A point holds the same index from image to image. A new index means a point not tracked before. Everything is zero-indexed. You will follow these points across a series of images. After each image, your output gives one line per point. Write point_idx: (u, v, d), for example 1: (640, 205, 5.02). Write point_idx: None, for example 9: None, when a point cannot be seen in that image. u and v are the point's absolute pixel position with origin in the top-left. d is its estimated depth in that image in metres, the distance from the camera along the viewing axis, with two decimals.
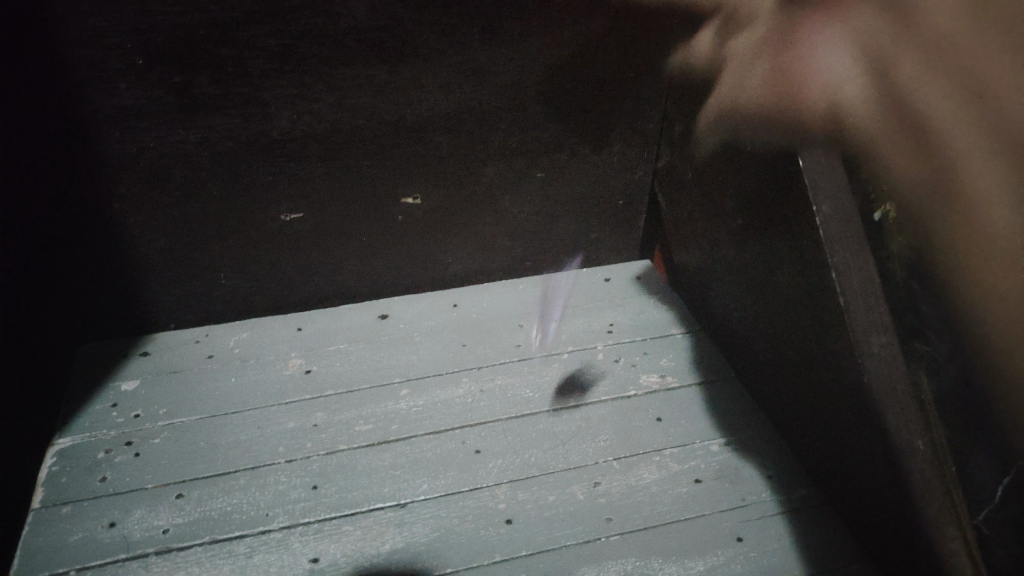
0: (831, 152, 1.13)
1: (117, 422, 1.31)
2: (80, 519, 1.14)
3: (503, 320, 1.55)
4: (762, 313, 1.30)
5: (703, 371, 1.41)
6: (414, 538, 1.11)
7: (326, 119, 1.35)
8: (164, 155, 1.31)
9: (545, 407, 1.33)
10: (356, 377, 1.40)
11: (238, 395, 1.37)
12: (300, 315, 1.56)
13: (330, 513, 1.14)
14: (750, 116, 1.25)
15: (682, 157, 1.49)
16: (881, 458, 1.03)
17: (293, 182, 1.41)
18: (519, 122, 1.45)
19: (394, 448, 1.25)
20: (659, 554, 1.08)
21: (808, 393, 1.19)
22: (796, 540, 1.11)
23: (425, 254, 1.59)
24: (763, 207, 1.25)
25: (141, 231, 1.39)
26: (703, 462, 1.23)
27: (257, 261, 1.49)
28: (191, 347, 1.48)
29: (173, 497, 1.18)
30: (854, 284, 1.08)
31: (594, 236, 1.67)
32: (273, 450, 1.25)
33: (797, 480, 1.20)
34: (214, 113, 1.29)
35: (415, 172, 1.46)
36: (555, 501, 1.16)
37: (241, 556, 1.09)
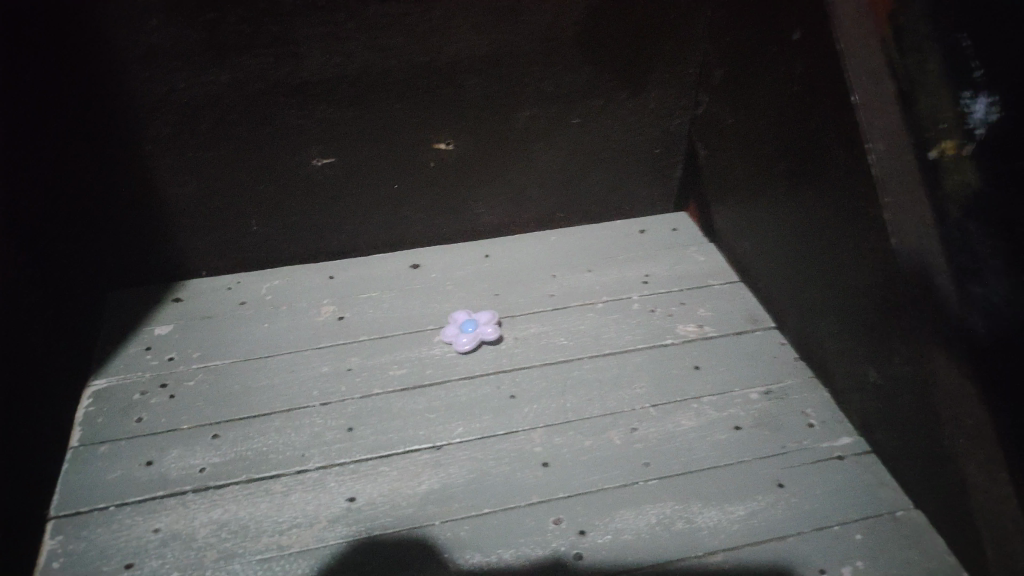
0: (884, 85, 1.07)
1: (151, 365, 1.32)
2: (117, 458, 1.14)
3: (536, 270, 1.53)
4: (804, 261, 1.26)
5: (741, 321, 1.38)
6: (450, 480, 1.10)
7: (358, 60, 1.32)
8: (195, 96, 1.29)
9: (580, 354, 1.31)
10: (388, 323, 1.40)
11: (271, 340, 1.37)
12: (333, 264, 1.57)
13: (366, 455, 1.14)
14: (803, 52, 1.19)
15: (721, 102, 1.45)
16: (929, 402, 1.00)
17: (324, 125, 1.38)
18: (554, 65, 1.41)
19: (428, 393, 1.24)
20: (699, 498, 1.06)
21: (851, 340, 1.16)
22: (840, 485, 1.08)
23: (457, 204, 1.56)
24: (812, 152, 1.20)
25: (172, 175, 1.37)
26: (744, 409, 1.20)
27: (288, 209, 1.48)
28: (223, 294, 1.49)
29: (208, 437, 1.18)
30: (906, 223, 1.04)
31: (628, 185, 1.64)
32: (308, 394, 1.25)
33: (840, 428, 1.17)
34: (245, 52, 1.27)
35: (447, 116, 1.43)
36: (592, 446, 1.14)
37: (277, 495, 1.08)
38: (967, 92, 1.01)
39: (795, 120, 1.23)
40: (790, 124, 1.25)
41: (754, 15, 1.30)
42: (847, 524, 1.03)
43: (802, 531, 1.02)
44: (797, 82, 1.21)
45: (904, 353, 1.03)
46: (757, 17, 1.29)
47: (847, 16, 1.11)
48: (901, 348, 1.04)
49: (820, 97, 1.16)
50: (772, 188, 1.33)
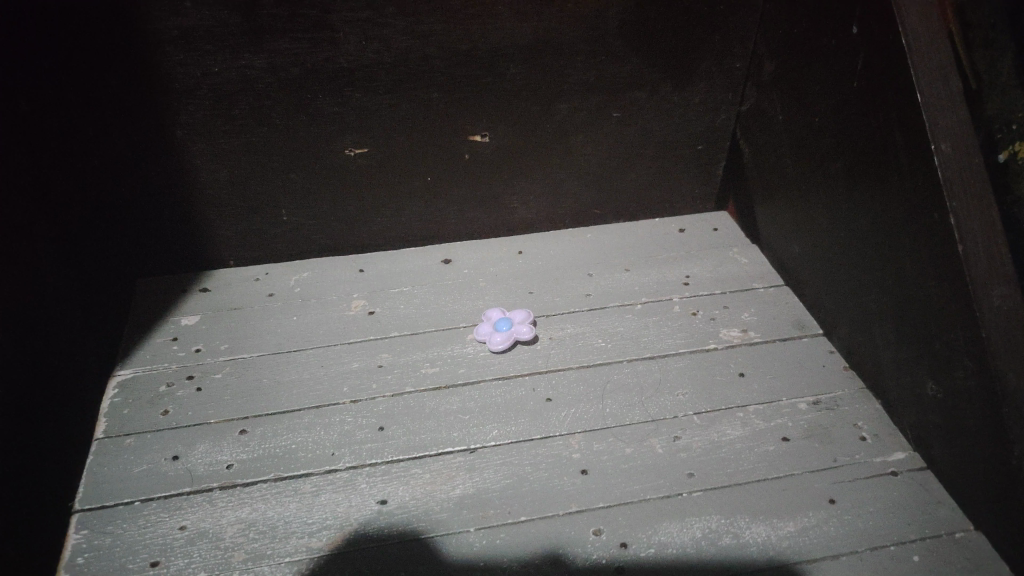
0: (953, 83, 1.01)
1: (178, 356, 1.29)
2: (143, 451, 1.11)
3: (572, 268, 1.48)
4: (857, 266, 1.21)
5: (787, 327, 1.33)
6: (485, 484, 1.06)
7: (396, 46, 1.28)
8: (229, 81, 1.26)
9: (619, 357, 1.27)
10: (420, 319, 1.36)
11: (301, 334, 1.33)
12: (364, 256, 1.53)
13: (398, 456, 1.10)
14: (863, 46, 1.12)
15: (770, 99, 1.40)
16: (996, 420, 0.94)
17: (359, 113, 1.34)
18: (598, 56, 1.37)
19: (461, 393, 1.20)
20: (746, 513, 1.02)
21: (907, 349, 1.11)
22: (895, 502, 1.03)
23: (491, 198, 1.52)
24: (869, 152, 1.14)
25: (203, 162, 1.34)
26: (792, 420, 1.15)
27: (319, 199, 1.44)
28: (251, 285, 1.46)
29: (236, 432, 1.14)
30: (974, 228, 0.98)
31: (669, 182, 1.59)
32: (338, 390, 1.21)
33: (894, 443, 1.12)
34: (281, 36, 1.23)
35: (486, 106, 1.39)
36: (633, 453, 1.10)
37: (307, 495, 1.05)
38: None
39: (852, 118, 1.17)
40: (847, 122, 1.19)
41: (811, 7, 1.24)
42: (904, 544, 0.98)
43: (856, 551, 0.97)
44: (857, 78, 1.15)
45: (968, 366, 0.98)
46: (814, 9, 1.24)
47: (914, 8, 1.05)
48: (964, 360, 0.99)
49: (880, 94, 1.10)
50: (824, 188, 1.28)
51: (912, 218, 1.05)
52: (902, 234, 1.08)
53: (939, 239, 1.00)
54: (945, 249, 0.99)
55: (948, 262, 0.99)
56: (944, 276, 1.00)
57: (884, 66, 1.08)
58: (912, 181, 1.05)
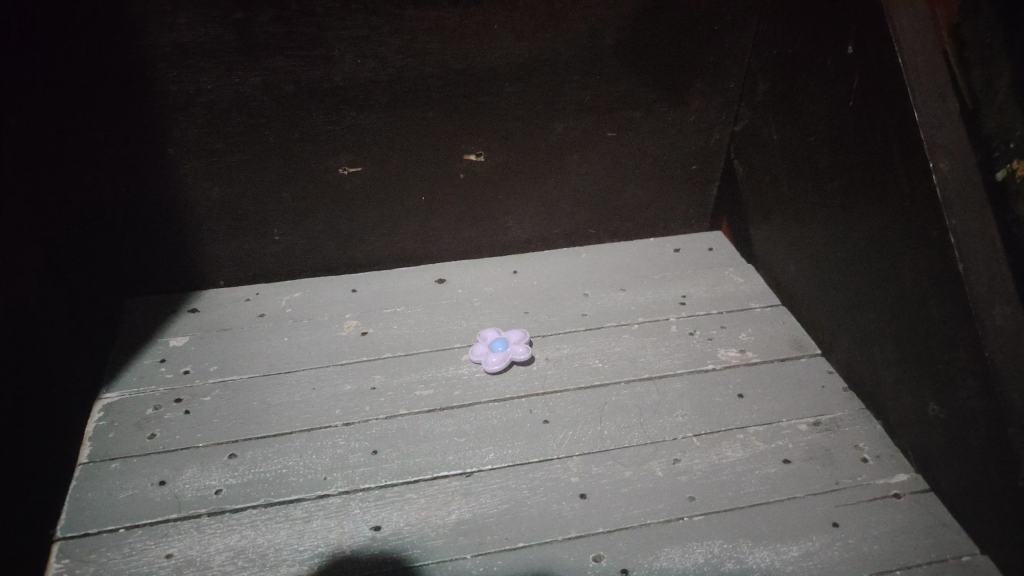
0: (950, 102, 1.01)
1: (166, 377, 1.26)
2: (129, 476, 1.08)
3: (568, 287, 1.47)
4: (855, 285, 1.20)
5: (785, 348, 1.32)
6: (482, 509, 1.03)
7: (391, 65, 1.27)
8: (222, 98, 1.24)
9: (616, 378, 1.25)
10: (414, 339, 1.34)
11: (292, 355, 1.31)
12: (356, 276, 1.51)
13: (392, 480, 1.07)
14: (858, 65, 1.12)
15: (765, 118, 1.40)
16: (994, 439, 0.94)
17: (353, 131, 1.33)
18: (593, 75, 1.36)
19: (457, 415, 1.18)
20: (749, 537, 0.99)
21: (908, 369, 1.09)
22: (900, 525, 1.01)
23: (485, 217, 1.50)
24: (866, 171, 1.14)
25: (194, 179, 1.32)
26: (793, 442, 1.13)
27: (312, 218, 1.42)
28: (242, 305, 1.43)
29: (225, 457, 1.11)
30: (974, 247, 0.97)
31: (664, 201, 1.58)
32: (330, 413, 1.19)
33: (896, 465, 1.10)
34: (275, 53, 1.22)
35: (480, 124, 1.38)
36: (632, 477, 1.08)
37: (298, 521, 1.02)
38: None
39: (848, 137, 1.17)
40: (843, 141, 1.18)
41: (805, 27, 1.25)
42: (910, 569, 0.96)
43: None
44: (852, 97, 1.15)
45: (971, 386, 0.97)
46: (809, 29, 1.24)
47: (910, 27, 1.05)
48: (966, 380, 0.97)
49: (876, 112, 1.10)
50: (821, 208, 1.27)
51: (911, 237, 1.05)
52: (901, 252, 1.07)
53: (939, 258, 1.00)
54: (945, 268, 0.98)
55: (949, 281, 0.98)
56: (945, 294, 0.99)
57: (880, 84, 1.08)
58: (911, 200, 1.04)
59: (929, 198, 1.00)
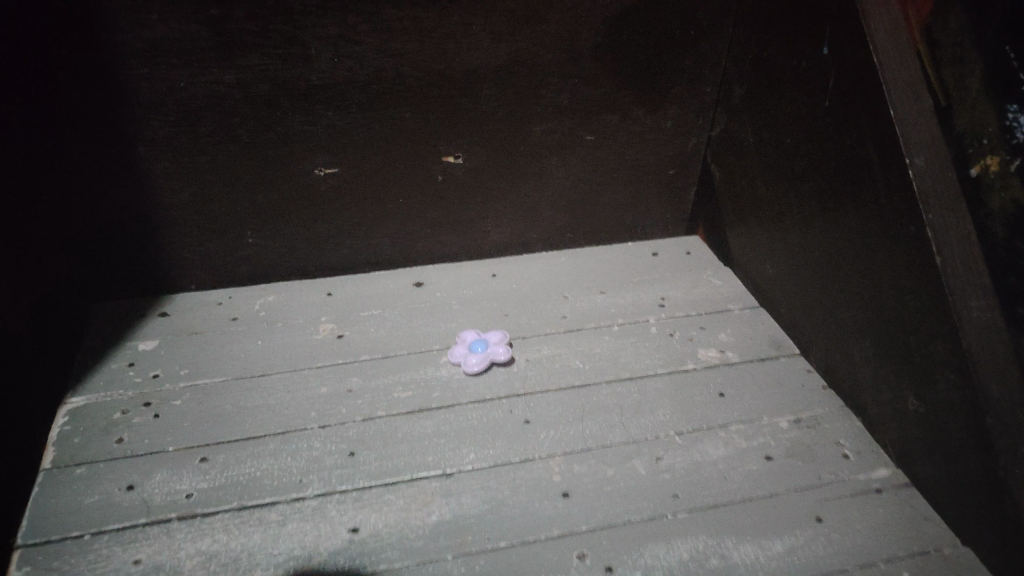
0: (924, 100, 1.03)
1: (134, 381, 1.22)
2: (96, 481, 1.04)
3: (546, 290, 1.46)
4: (832, 283, 1.21)
5: (764, 347, 1.32)
6: (462, 510, 1.01)
7: (369, 64, 1.26)
8: (196, 97, 1.22)
9: (597, 378, 1.24)
10: (392, 342, 1.32)
11: (267, 358, 1.28)
12: (332, 279, 1.49)
13: (370, 482, 1.05)
14: (834, 65, 1.14)
15: (740, 122, 1.41)
16: (971, 429, 0.94)
17: (329, 132, 1.31)
18: (571, 78, 1.37)
19: (436, 417, 1.16)
20: (733, 533, 0.98)
21: (886, 365, 1.10)
22: (882, 520, 1.01)
23: (463, 220, 1.49)
24: (842, 169, 1.15)
25: (165, 179, 1.29)
26: (774, 439, 1.13)
27: (287, 220, 1.40)
28: (214, 309, 1.40)
29: (197, 460, 1.08)
30: (950, 240, 0.98)
31: (642, 205, 1.59)
32: (306, 415, 1.16)
33: (877, 460, 1.10)
34: (251, 51, 1.20)
35: (457, 125, 1.37)
36: (615, 475, 1.06)
37: (273, 524, 0.99)
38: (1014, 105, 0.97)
39: (824, 137, 1.18)
40: (819, 141, 1.20)
41: (781, 31, 1.26)
42: (893, 562, 0.95)
43: (846, 569, 0.94)
44: (828, 97, 1.16)
45: (948, 378, 0.97)
46: (783, 33, 1.26)
47: (883, 27, 1.06)
48: (943, 373, 0.98)
49: (852, 111, 1.11)
50: (797, 207, 1.28)
51: (887, 232, 1.06)
52: (878, 247, 1.08)
53: (916, 252, 1.01)
54: (923, 261, 0.99)
55: (925, 273, 0.99)
56: (921, 287, 1.00)
57: (856, 83, 1.10)
58: (887, 195, 1.05)
59: (905, 193, 1.01)
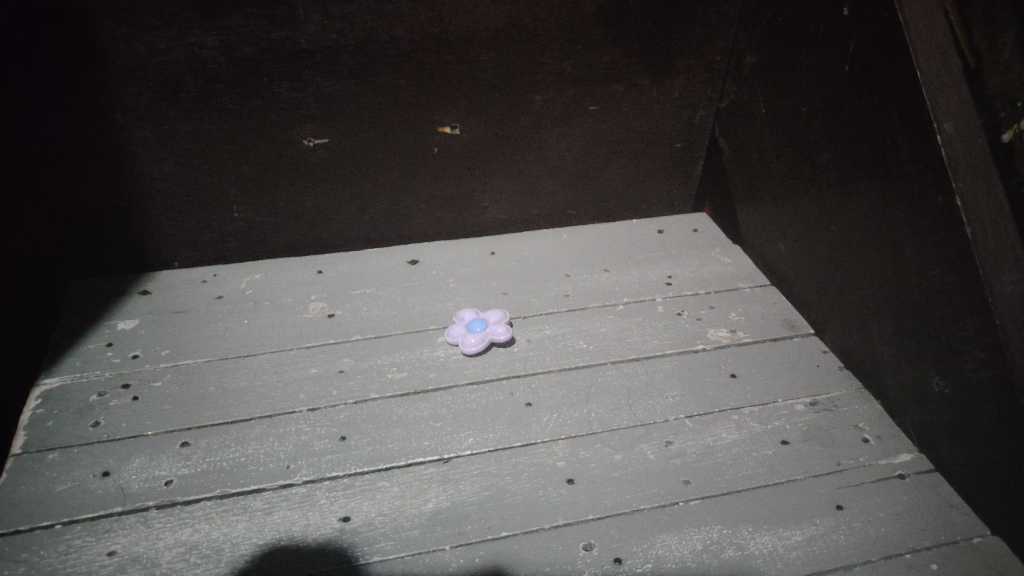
0: (953, 62, 0.96)
1: (113, 362, 1.15)
2: (69, 467, 0.97)
3: (548, 269, 1.40)
4: (849, 259, 1.15)
5: (776, 328, 1.26)
6: (460, 497, 0.95)
7: (360, 27, 1.19)
8: (176, 60, 1.15)
9: (602, 359, 1.18)
10: (385, 321, 1.26)
11: (253, 338, 1.21)
12: (322, 257, 1.42)
13: (361, 467, 0.98)
14: (854, 27, 1.07)
15: (751, 92, 1.34)
16: (1002, 412, 0.88)
17: (319, 99, 1.24)
18: (575, 44, 1.29)
19: (432, 399, 1.09)
20: (750, 522, 0.92)
21: (908, 344, 1.04)
22: (906, 508, 0.95)
23: (461, 195, 1.42)
24: (862, 138, 1.08)
25: (144, 149, 1.22)
26: (789, 422, 1.07)
27: (275, 193, 1.33)
28: (198, 288, 1.33)
29: (177, 445, 1.01)
30: (981, 210, 0.92)
31: (647, 180, 1.52)
32: (294, 398, 1.09)
33: (898, 445, 1.04)
34: (234, 11, 1.13)
35: (454, 94, 1.30)
36: (622, 460, 1.00)
37: (258, 513, 0.92)
38: None
39: (842, 104, 1.12)
40: (836, 108, 1.13)
41: None
42: (920, 552, 0.89)
43: (870, 560, 0.88)
44: (847, 62, 1.09)
45: (978, 357, 0.91)
46: None
47: None
48: (973, 352, 0.91)
49: (874, 74, 1.04)
50: (812, 180, 1.22)
51: (913, 203, 0.99)
52: (902, 219, 1.02)
53: (943, 224, 0.94)
54: (952, 233, 0.92)
55: (954, 246, 0.92)
56: (950, 261, 0.94)
57: (879, 45, 1.03)
58: (912, 164, 0.99)
59: (933, 160, 0.95)
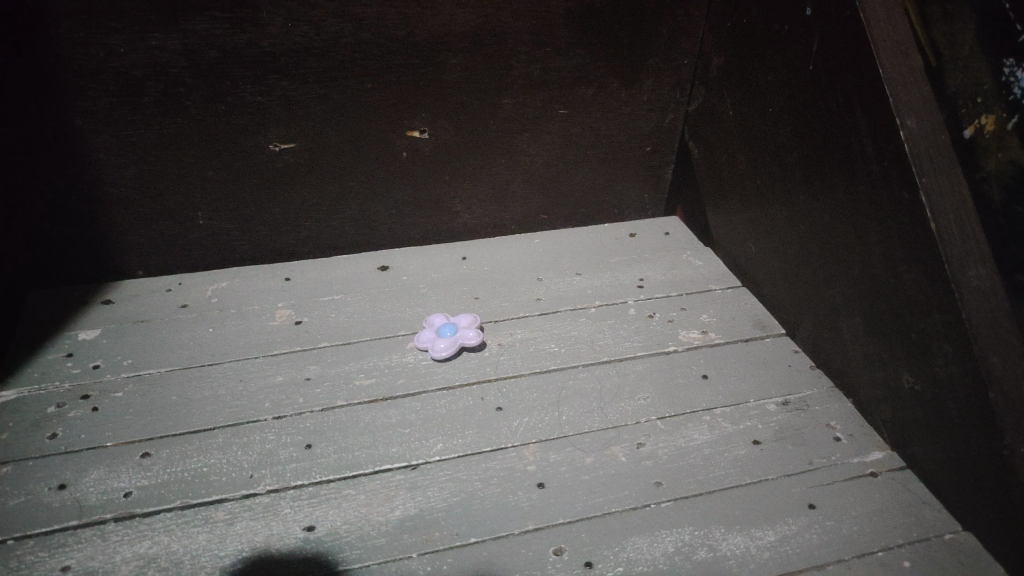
0: (914, 60, 0.97)
1: (73, 373, 1.12)
2: (23, 481, 0.94)
3: (519, 273, 1.39)
4: (818, 258, 1.15)
5: (747, 328, 1.26)
6: (429, 504, 0.93)
7: (325, 30, 1.17)
8: (137, 64, 1.13)
9: (573, 362, 1.17)
10: (354, 328, 1.24)
11: (219, 346, 1.19)
12: (291, 264, 1.40)
13: (327, 475, 0.96)
14: (817, 26, 1.07)
15: (719, 94, 1.34)
16: (970, 406, 0.87)
17: (284, 103, 1.23)
18: (543, 47, 1.29)
19: (401, 405, 1.08)
20: (722, 523, 0.91)
21: (878, 341, 1.04)
22: (878, 505, 0.94)
23: (432, 200, 1.41)
24: (828, 137, 1.08)
25: (106, 154, 1.20)
26: (761, 422, 1.07)
27: (240, 199, 1.31)
28: (163, 296, 1.31)
29: (138, 456, 0.98)
30: (946, 204, 0.91)
31: (618, 184, 1.51)
32: (258, 406, 1.07)
33: (870, 443, 1.04)
34: (195, 14, 1.11)
35: (422, 98, 1.29)
36: (594, 463, 0.99)
37: (219, 524, 0.90)
38: (1011, 59, 0.91)
39: (808, 102, 1.12)
40: (802, 107, 1.13)
41: None
42: (892, 550, 0.89)
43: (842, 558, 0.88)
44: (811, 61, 1.10)
45: (945, 352, 0.90)
46: None
47: None
48: (941, 347, 0.91)
49: (838, 73, 1.05)
50: (780, 180, 1.22)
51: (879, 200, 0.99)
52: (869, 216, 1.02)
53: (908, 219, 0.94)
54: (917, 227, 0.92)
55: (920, 241, 0.92)
56: (916, 257, 0.93)
57: (842, 44, 1.03)
58: (877, 160, 0.99)
59: (896, 157, 0.95)
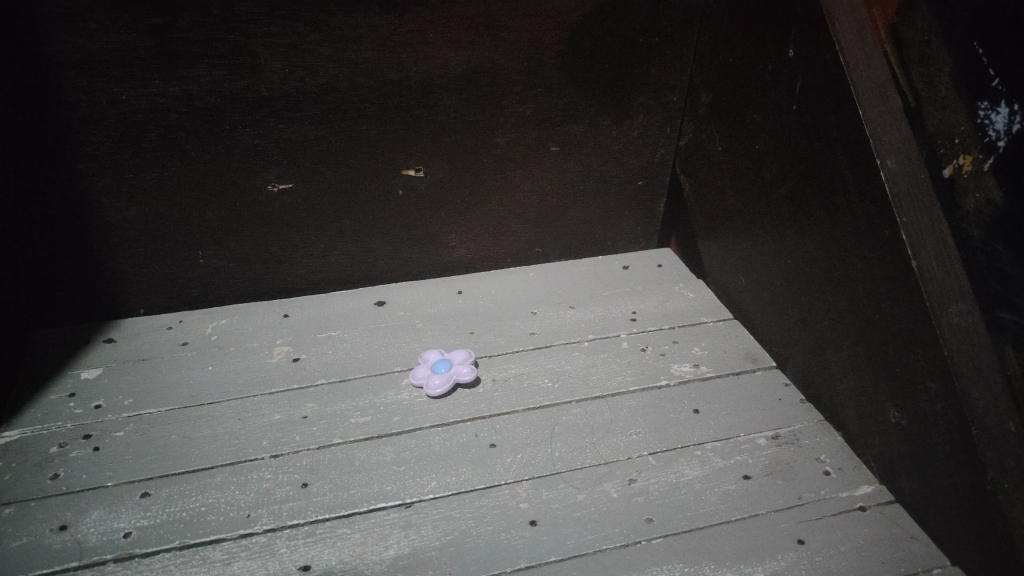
0: (894, 102, 0.99)
1: (74, 413, 1.14)
2: (25, 522, 0.96)
3: (514, 308, 1.41)
4: (806, 292, 1.16)
5: (739, 362, 1.28)
6: (423, 542, 0.94)
7: (322, 74, 1.21)
8: (139, 109, 1.16)
9: (566, 397, 1.18)
10: (351, 364, 1.26)
11: (219, 383, 1.21)
12: (290, 300, 1.43)
13: (324, 514, 0.98)
14: (800, 67, 1.10)
15: (707, 129, 1.37)
16: (953, 442, 0.88)
17: (282, 145, 1.26)
18: (535, 88, 1.32)
19: (396, 443, 1.09)
20: (711, 559, 0.92)
21: (864, 375, 1.05)
22: (869, 540, 0.95)
23: (428, 235, 1.44)
24: (811, 175, 1.10)
25: (109, 196, 1.23)
26: (752, 457, 1.08)
27: (240, 238, 1.34)
28: (164, 335, 1.33)
29: (138, 496, 1.00)
30: (926, 242, 0.93)
31: (612, 218, 1.54)
32: (256, 445, 1.09)
33: (859, 477, 1.05)
34: (195, 62, 1.14)
35: (418, 138, 1.32)
36: (585, 500, 1.00)
37: (217, 564, 0.91)
38: (985, 102, 0.93)
39: (792, 141, 1.14)
40: (787, 146, 1.15)
41: (745, 36, 1.23)
42: None
43: None
44: (794, 101, 1.12)
45: (928, 388, 0.91)
46: (748, 36, 1.22)
47: (849, 27, 1.03)
48: (923, 383, 0.92)
49: (818, 114, 1.07)
50: (768, 215, 1.24)
51: (860, 237, 1.01)
52: (851, 253, 1.03)
53: (889, 258, 0.95)
54: (898, 266, 0.94)
55: (900, 278, 0.94)
56: (897, 294, 0.95)
57: (821, 86, 1.06)
58: (858, 198, 1.00)
59: (876, 197, 0.97)
